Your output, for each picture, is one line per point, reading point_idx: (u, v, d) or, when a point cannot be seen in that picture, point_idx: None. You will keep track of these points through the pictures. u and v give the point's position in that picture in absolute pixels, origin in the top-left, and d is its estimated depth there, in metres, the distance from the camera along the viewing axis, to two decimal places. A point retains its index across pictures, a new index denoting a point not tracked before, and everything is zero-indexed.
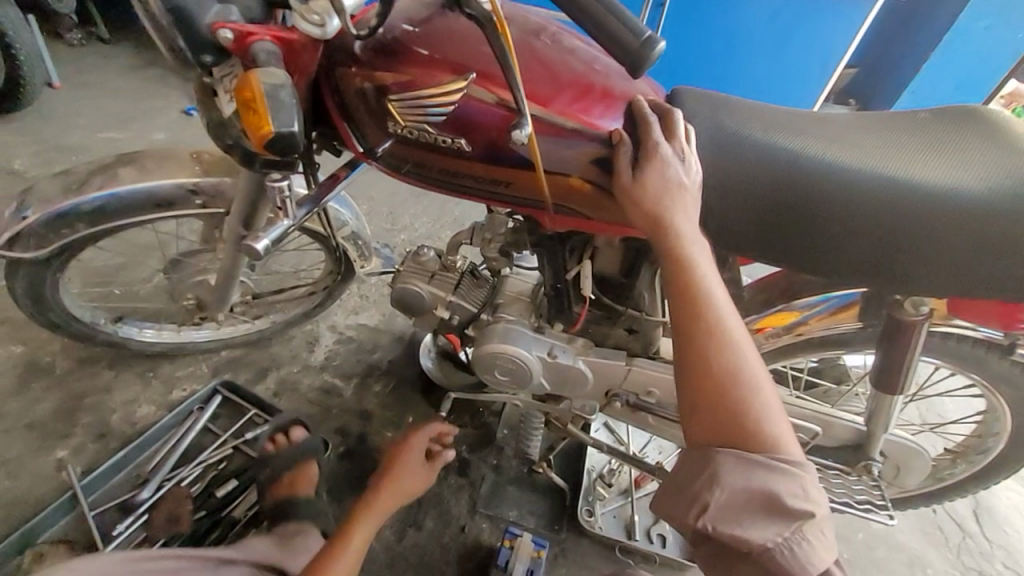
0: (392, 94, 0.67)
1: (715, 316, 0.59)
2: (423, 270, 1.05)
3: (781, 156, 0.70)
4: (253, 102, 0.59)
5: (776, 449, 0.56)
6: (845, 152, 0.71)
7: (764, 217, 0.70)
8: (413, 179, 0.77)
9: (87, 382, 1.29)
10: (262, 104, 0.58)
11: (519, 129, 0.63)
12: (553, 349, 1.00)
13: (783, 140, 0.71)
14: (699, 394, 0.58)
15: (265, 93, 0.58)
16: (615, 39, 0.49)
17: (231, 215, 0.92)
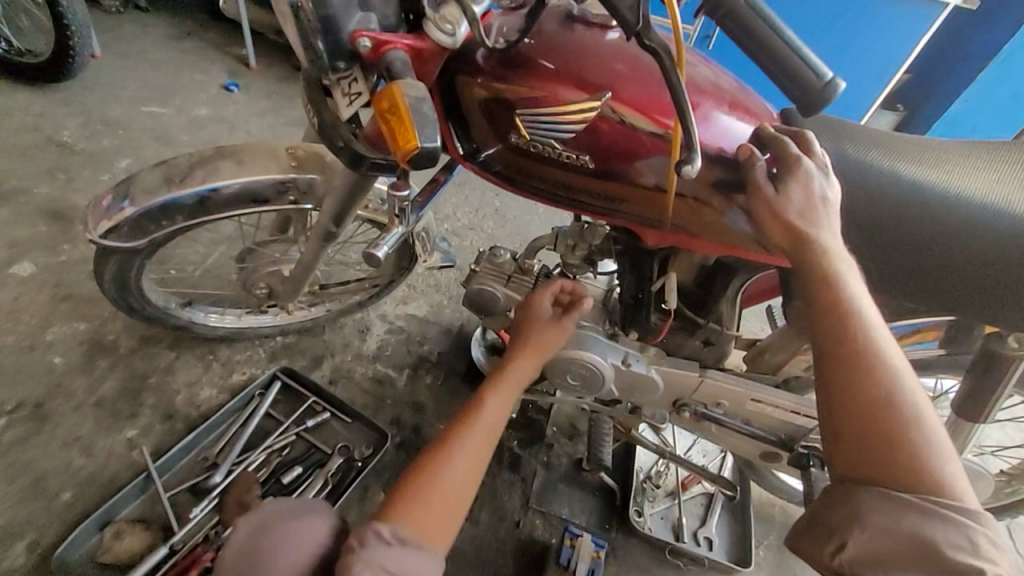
0: (518, 107, 0.67)
1: (866, 347, 0.60)
2: (498, 272, 1.06)
3: (896, 185, 0.70)
4: (398, 115, 0.59)
5: (932, 482, 0.58)
6: (967, 184, 0.71)
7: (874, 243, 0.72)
8: (520, 188, 0.76)
9: (150, 362, 1.31)
10: (408, 117, 0.58)
11: (692, 163, 0.56)
12: (627, 357, 1.01)
13: (906, 169, 0.71)
14: (844, 428, 0.60)
15: (409, 107, 0.59)
16: (797, 77, 0.50)
17: (321, 212, 0.92)
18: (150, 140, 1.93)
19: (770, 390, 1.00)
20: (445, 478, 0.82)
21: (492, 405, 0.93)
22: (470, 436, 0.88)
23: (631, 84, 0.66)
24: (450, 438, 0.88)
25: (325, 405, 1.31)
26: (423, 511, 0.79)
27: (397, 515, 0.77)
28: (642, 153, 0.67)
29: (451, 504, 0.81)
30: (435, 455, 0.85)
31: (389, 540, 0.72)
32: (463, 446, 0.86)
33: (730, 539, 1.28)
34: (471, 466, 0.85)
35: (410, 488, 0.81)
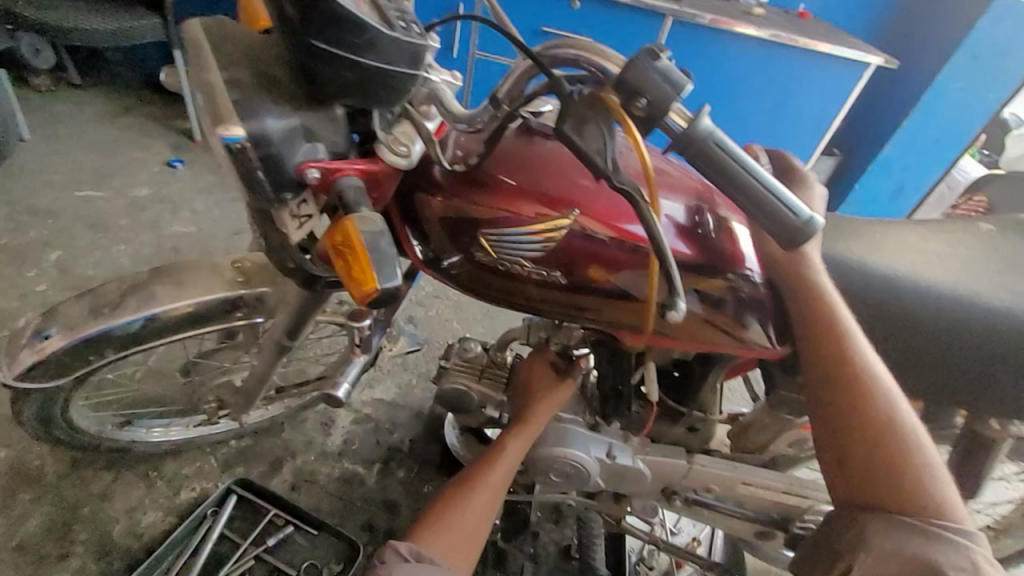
0: (484, 228, 0.65)
1: (858, 365, 0.66)
2: (470, 367, 1.00)
3: (860, 275, 0.75)
4: (353, 254, 0.54)
5: (926, 505, 0.61)
6: (917, 272, 0.77)
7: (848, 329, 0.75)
8: (486, 300, 0.75)
9: (83, 489, 1.17)
10: (366, 257, 0.54)
11: (676, 309, 0.55)
12: (611, 449, 0.96)
13: (865, 259, 0.76)
14: (848, 438, 0.64)
15: (365, 244, 0.54)
16: (773, 215, 0.51)
17: (274, 326, 0.85)
18: (85, 227, 1.81)
19: (758, 473, 0.97)
20: (461, 523, 0.79)
21: (512, 450, 0.87)
22: (495, 468, 0.86)
23: (600, 199, 0.66)
24: (473, 471, 0.86)
25: (286, 519, 1.19)
26: (445, 534, 0.78)
27: (424, 537, 0.77)
28: (615, 266, 0.68)
29: (469, 540, 0.79)
30: (458, 486, 0.84)
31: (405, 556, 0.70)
32: (480, 487, 0.84)
33: None
34: (489, 500, 0.84)
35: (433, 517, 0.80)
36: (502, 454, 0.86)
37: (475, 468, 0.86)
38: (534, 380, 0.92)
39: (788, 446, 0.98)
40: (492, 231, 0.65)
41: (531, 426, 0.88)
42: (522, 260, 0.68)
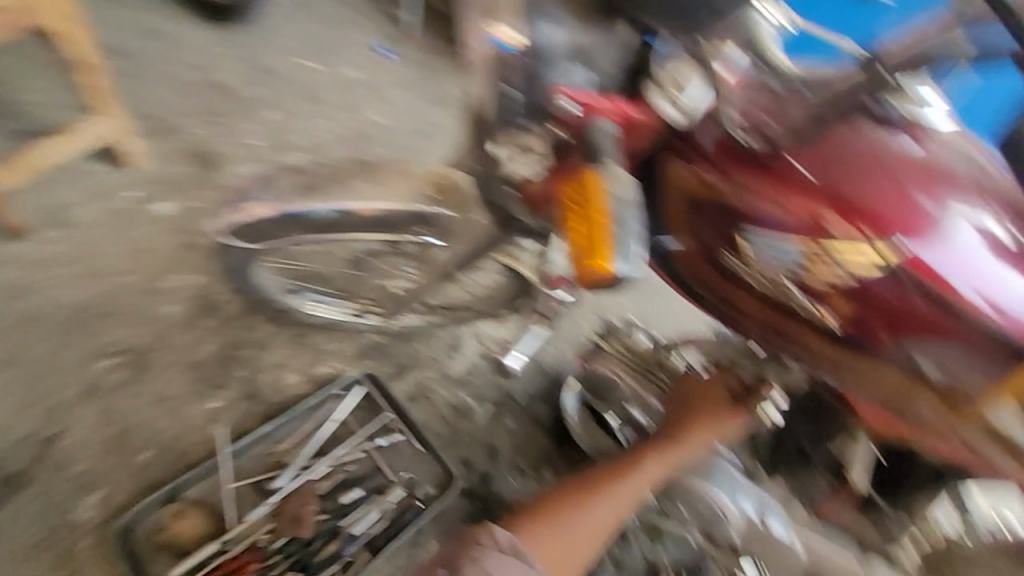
0: (746, 225, 0.55)
1: None
2: (630, 356, 0.92)
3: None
4: (592, 219, 0.46)
5: None
6: None
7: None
8: (704, 299, 0.65)
9: (246, 333, 1.30)
10: (608, 230, 0.45)
11: None
12: (764, 508, 0.80)
13: None
14: None
15: (611, 212, 0.46)
16: None
17: (449, 251, 0.80)
18: (298, 94, 1.88)
19: None
20: (573, 531, 0.69)
21: (648, 470, 0.77)
22: (622, 483, 0.76)
23: (927, 230, 0.51)
24: (592, 484, 0.75)
25: (399, 426, 1.23)
26: (551, 544, 0.66)
27: (519, 533, 0.66)
28: (906, 323, 0.53)
29: (574, 564, 0.67)
30: (574, 493, 0.73)
31: (505, 545, 0.61)
32: (602, 502, 0.73)
33: None
34: (607, 519, 0.72)
35: (535, 520, 0.68)
36: (634, 472, 0.77)
37: (594, 482, 0.75)
38: (702, 397, 0.80)
39: None
40: (755, 232, 0.54)
41: (677, 448, 0.78)
42: (781, 279, 0.55)
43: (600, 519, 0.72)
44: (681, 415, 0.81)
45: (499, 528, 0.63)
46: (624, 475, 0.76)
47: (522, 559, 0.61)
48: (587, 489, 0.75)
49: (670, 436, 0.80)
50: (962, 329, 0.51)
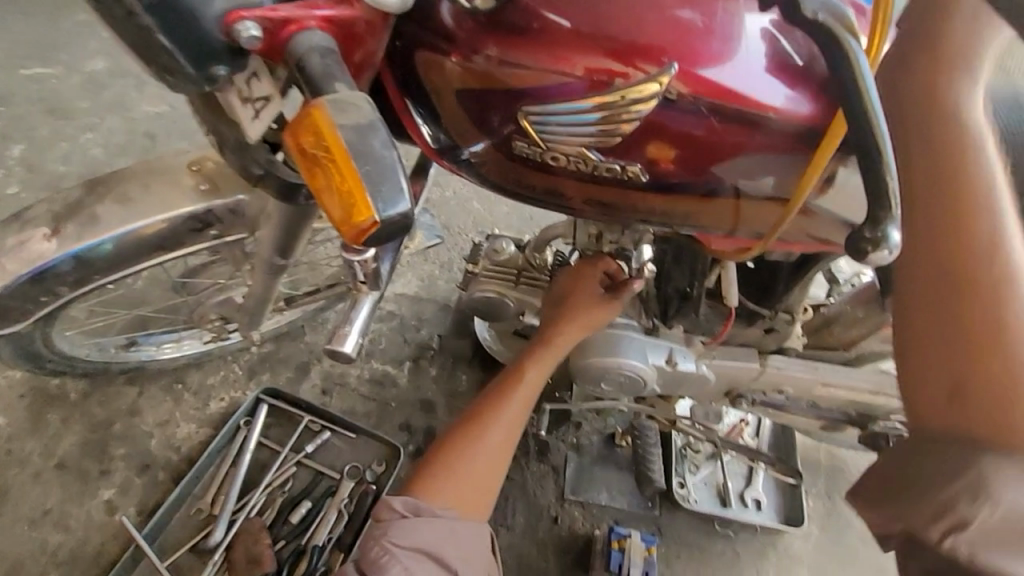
0: (524, 105, 0.44)
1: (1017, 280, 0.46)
2: (503, 272, 0.85)
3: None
4: (331, 167, 0.34)
5: None
6: None
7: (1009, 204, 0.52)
8: (520, 201, 0.55)
9: (109, 406, 1.13)
10: (353, 170, 0.34)
11: (890, 250, 0.40)
12: (672, 354, 0.83)
13: None
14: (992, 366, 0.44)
15: (348, 147, 0.34)
16: None
17: (260, 242, 0.68)
18: (42, 115, 1.51)
19: (841, 373, 0.84)
20: (469, 467, 0.74)
21: (531, 379, 0.78)
22: (510, 400, 0.78)
23: (708, 44, 0.44)
24: (483, 411, 0.77)
25: (322, 424, 1.16)
26: (451, 487, 0.72)
27: (420, 487, 0.72)
28: (714, 153, 0.47)
29: (479, 495, 0.74)
30: (467, 427, 0.76)
31: (401, 512, 0.68)
32: (494, 426, 0.76)
33: (780, 500, 1.19)
34: (503, 440, 0.76)
35: (433, 470, 0.73)
36: (519, 385, 0.78)
37: (484, 408, 0.77)
38: (572, 291, 0.77)
39: (880, 341, 0.85)
40: (538, 108, 0.44)
41: (553, 351, 0.77)
42: (582, 150, 0.46)
43: (497, 445, 0.76)
44: (555, 311, 0.78)
45: (395, 498, 0.69)
46: (510, 391, 0.78)
47: (422, 517, 0.68)
48: (476, 422, 0.77)
49: (545, 338, 0.78)
50: (763, 139, 0.47)
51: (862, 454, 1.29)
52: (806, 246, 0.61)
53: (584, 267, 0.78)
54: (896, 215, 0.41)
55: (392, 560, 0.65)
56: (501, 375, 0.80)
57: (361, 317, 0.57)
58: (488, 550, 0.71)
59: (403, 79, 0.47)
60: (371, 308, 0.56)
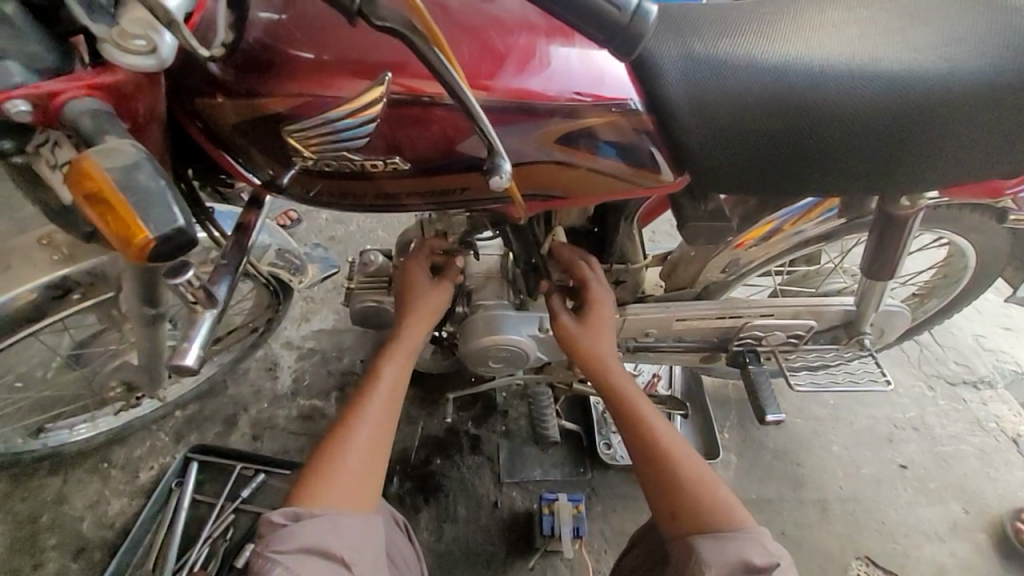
0: (285, 124, 0.51)
1: (643, 410, 0.85)
2: (376, 281, 0.93)
3: (730, 63, 0.59)
4: (104, 199, 0.42)
5: (713, 495, 0.79)
6: (800, 57, 0.60)
7: (716, 139, 0.60)
8: (338, 208, 0.62)
9: (35, 499, 1.13)
10: (126, 203, 0.41)
11: (500, 175, 0.50)
12: (543, 322, 0.94)
13: (746, 55, 0.60)
14: (661, 480, 0.81)
15: (117, 183, 0.42)
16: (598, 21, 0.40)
17: (127, 297, 0.74)
18: None
19: (692, 305, 0.96)
20: (345, 469, 0.78)
21: (388, 374, 0.85)
22: (376, 397, 0.84)
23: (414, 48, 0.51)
24: (351, 415, 0.82)
25: (255, 468, 1.19)
26: (331, 491, 0.76)
27: (301, 496, 0.76)
28: (457, 133, 0.54)
29: (359, 490, 0.78)
30: (338, 433, 0.81)
31: (281, 523, 0.73)
32: (364, 423, 0.81)
33: (697, 437, 1.30)
34: (376, 436, 0.81)
35: (310, 480, 0.77)
36: (379, 383, 0.84)
37: (351, 412, 0.82)
38: (410, 286, 0.86)
39: (720, 270, 0.96)
40: (294, 124, 0.51)
41: (405, 343, 0.86)
42: (346, 154, 0.53)
43: (365, 444, 0.80)
44: (399, 307, 0.87)
45: (275, 513, 0.74)
46: (372, 391, 0.84)
47: (302, 521, 0.73)
48: (341, 428, 0.81)
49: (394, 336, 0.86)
50: None
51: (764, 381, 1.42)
52: (622, 195, 0.67)
53: (410, 260, 0.86)
54: (501, 151, 0.50)
55: (274, 565, 0.69)
56: (364, 381, 0.86)
57: (203, 332, 0.57)
58: (376, 533, 0.77)
59: (201, 128, 0.56)
60: (213, 323, 0.57)
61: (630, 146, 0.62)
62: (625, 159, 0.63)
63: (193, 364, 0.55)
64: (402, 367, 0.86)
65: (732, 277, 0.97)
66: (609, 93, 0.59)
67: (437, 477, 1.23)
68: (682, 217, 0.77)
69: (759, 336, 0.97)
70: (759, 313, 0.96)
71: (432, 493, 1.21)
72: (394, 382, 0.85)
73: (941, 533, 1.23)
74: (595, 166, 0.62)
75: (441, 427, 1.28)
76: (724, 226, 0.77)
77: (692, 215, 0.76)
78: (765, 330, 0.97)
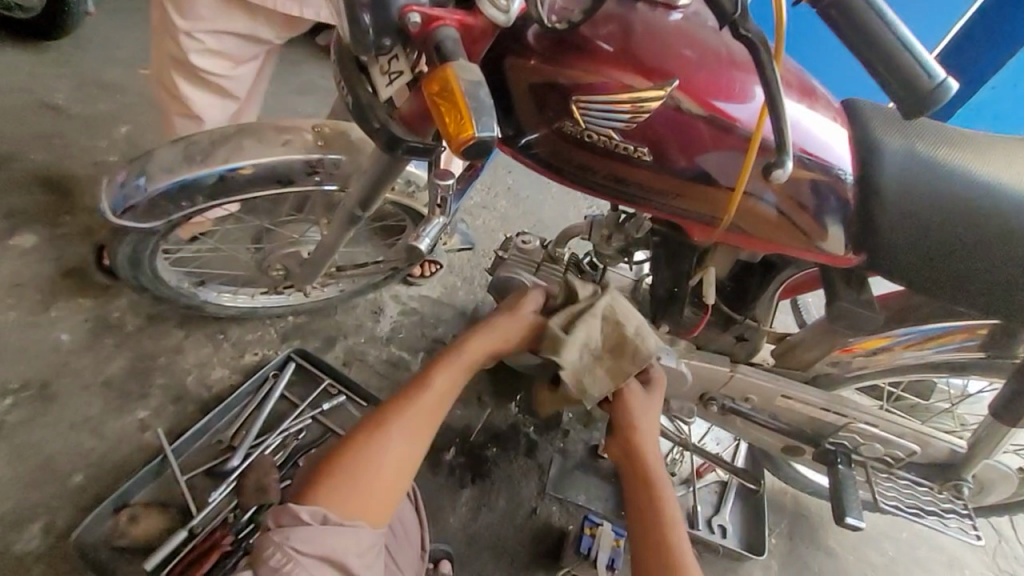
0: (577, 95, 0.64)
1: None
2: (528, 259, 1.03)
3: (939, 172, 0.70)
4: (452, 99, 0.55)
5: None
6: (998, 187, 0.70)
7: (909, 228, 0.69)
8: (558, 176, 0.72)
9: (159, 342, 1.28)
10: (466, 107, 0.54)
11: (784, 168, 0.56)
12: (657, 350, 0.99)
13: (952, 169, 0.70)
14: None
15: (465, 90, 0.54)
16: (903, 77, 0.51)
17: (347, 195, 0.88)
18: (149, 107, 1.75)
19: (801, 387, 0.99)
20: (372, 473, 0.78)
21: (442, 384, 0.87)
22: (425, 401, 0.86)
23: (700, 71, 0.63)
24: (395, 414, 0.84)
25: (339, 389, 1.29)
26: (355, 495, 0.77)
27: (323, 495, 0.76)
28: (702, 147, 0.64)
29: (381, 503, 0.78)
30: (374, 426, 0.82)
31: (306, 520, 0.72)
32: (404, 424, 0.83)
33: (746, 527, 1.26)
34: (411, 444, 0.82)
35: (337, 477, 0.77)
36: (432, 387, 0.87)
37: (396, 410, 0.84)
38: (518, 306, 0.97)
39: (832, 364, 0.98)
40: (584, 98, 0.63)
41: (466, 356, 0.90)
42: (609, 132, 0.65)
43: (402, 451, 0.81)
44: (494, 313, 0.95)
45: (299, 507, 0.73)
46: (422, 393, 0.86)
47: (326, 527, 0.73)
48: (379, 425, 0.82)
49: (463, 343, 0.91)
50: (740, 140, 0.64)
51: (824, 504, 1.38)
52: (794, 251, 0.74)
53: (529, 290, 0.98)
54: (789, 149, 0.56)
55: (294, 564, 0.69)
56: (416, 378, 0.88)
57: (433, 230, 0.71)
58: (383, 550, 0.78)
59: (493, 79, 0.68)
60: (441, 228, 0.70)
61: (829, 210, 0.70)
62: (816, 221, 0.71)
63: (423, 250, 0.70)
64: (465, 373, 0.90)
65: (847, 375, 0.99)
66: (831, 161, 0.68)
67: (488, 463, 1.27)
68: (833, 295, 0.82)
69: (855, 442, 0.98)
70: (865, 418, 0.97)
71: (480, 475, 1.25)
72: (441, 392, 0.87)
73: None
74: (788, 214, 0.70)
75: (505, 420, 1.33)
76: (869, 316, 0.82)
77: (843, 295, 0.81)
78: (865, 438, 0.98)
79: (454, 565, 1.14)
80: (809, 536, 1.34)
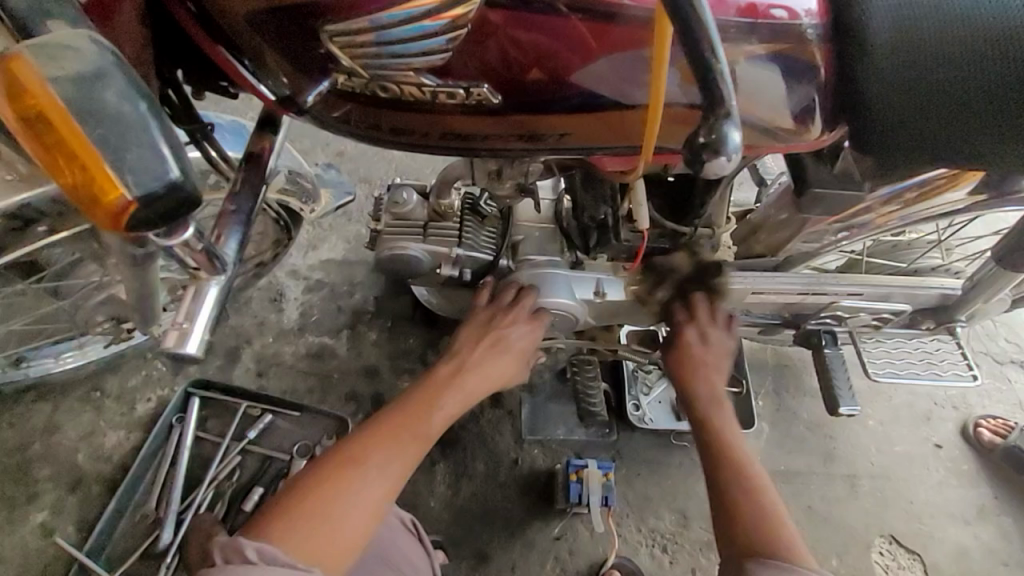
0: (329, 27, 0.44)
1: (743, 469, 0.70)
2: (409, 225, 0.79)
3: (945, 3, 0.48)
4: (67, 149, 0.36)
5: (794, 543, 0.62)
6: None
7: (902, 89, 0.48)
8: (388, 146, 0.55)
9: (23, 427, 1.05)
10: (93, 159, 0.36)
11: (726, 155, 0.42)
12: (599, 285, 0.79)
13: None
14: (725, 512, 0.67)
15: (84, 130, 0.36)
16: None
17: (106, 232, 0.59)
18: None
19: (772, 279, 0.81)
20: (356, 506, 0.63)
21: (449, 405, 0.75)
22: (401, 438, 0.70)
23: None
24: (367, 445, 0.68)
25: (262, 408, 1.11)
26: (314, 534, 0.60)
27: (274, 531, 0.59)
28: (565, 64, 0.47)
29: (344, 551, 0.61)
30: (340, 461, 0.65)
31: (251, 557, 0.54)
32: (383, 457, 0.67)
33: (733, 408, 1.22)
34: (389, 485, 0.66)
35: (299, 511, 0.61)
36: (434, 413, 0.74)
37: (366, 441, 0.68)
38: (495, 317, 0.79)
39: (803, 242, 0.80)
40: (340, 27, 0.43)
41: (463, 370, 0.78)
42: (414, 73, 0.47)
43: (383, 487, 0.65)
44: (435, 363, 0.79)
45: (249, 542, 0.55)
46: (430, 409, 0.74)
47: (279, 566, 0.55)
48: (357, 448, 0.67)
49: (456, 348, 0.79)
50: (614, 35, 0.46)
51: (806, 351, 1.33)
52: None
53: (489, 361, 0.79)
54: (732, 112, 0.40)
55: None
56: (420, 393, 0.75)
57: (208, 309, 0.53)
58: None
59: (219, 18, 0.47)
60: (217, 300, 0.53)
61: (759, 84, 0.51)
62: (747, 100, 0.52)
63: (193, 347, 0.52)
64: (453, 407, 0.76)
65: (821, 247, 0.82)
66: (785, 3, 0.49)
67: (455, 429, 1.15)
68: (802, 178, 0.61)
69: (841, 317, 0.86)
70: (847, 292, 0.82)
71: (450, 446, 1.14)
72: (448, 405, 0.75)
73: (969, 516, 1.20)
74: (701, 117, 0.52)
75: None
76: (856, 194, 0.60)
77: (816, 178, 0.60)
78: (850, 311, 0.85)
79: (447, 546, 1.07)
80: (796, 385, 1.30)
